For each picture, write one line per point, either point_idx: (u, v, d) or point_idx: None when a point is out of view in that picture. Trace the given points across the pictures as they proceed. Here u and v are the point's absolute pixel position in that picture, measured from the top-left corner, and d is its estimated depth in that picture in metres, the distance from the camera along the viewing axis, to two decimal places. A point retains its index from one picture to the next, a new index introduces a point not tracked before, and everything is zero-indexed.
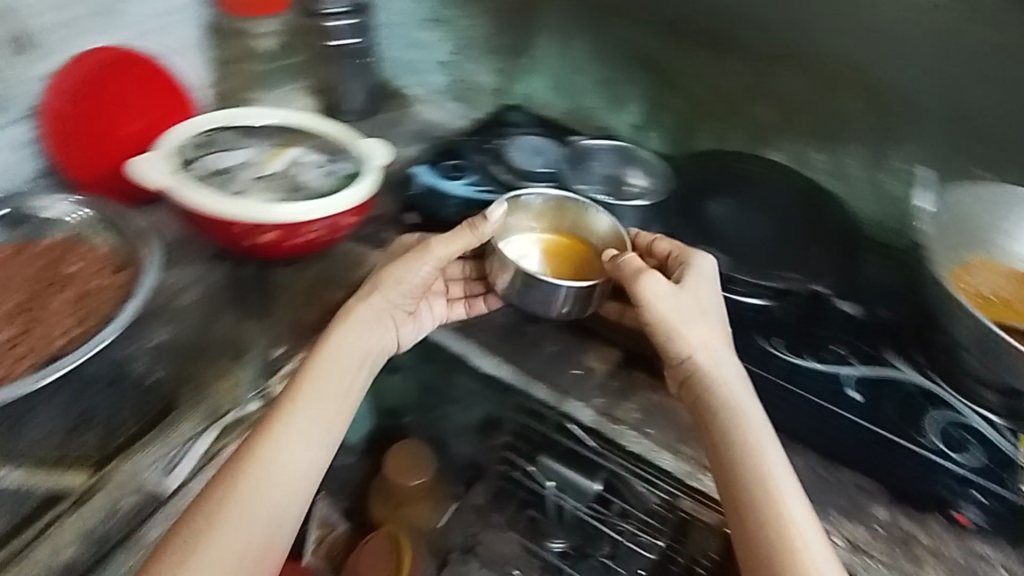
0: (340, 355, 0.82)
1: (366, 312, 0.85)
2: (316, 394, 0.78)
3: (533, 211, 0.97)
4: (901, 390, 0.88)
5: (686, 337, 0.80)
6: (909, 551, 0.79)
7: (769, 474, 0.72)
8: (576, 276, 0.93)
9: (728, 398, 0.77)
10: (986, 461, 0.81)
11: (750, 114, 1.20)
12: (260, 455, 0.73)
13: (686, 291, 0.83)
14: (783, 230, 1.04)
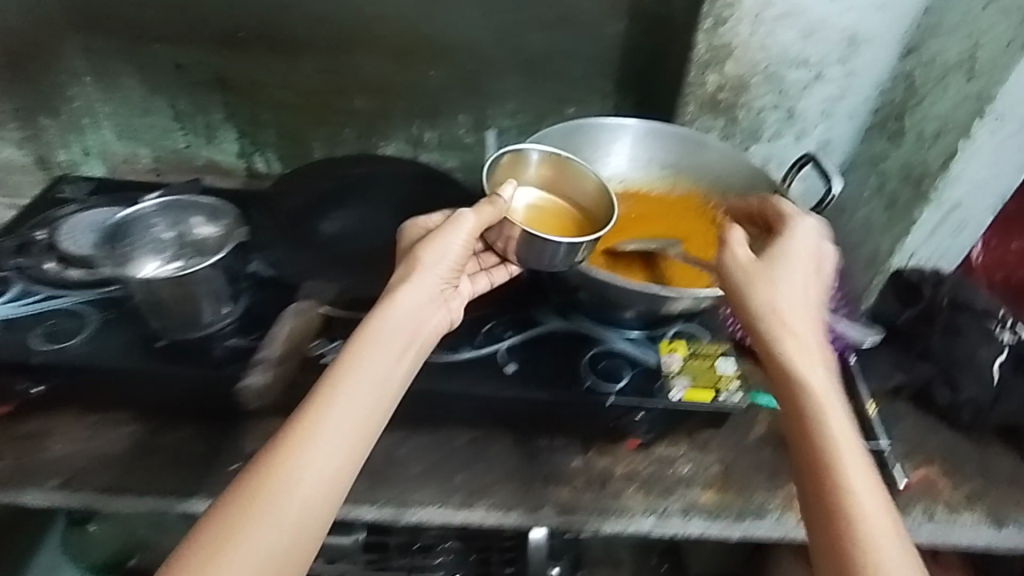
0: (367, 349, 0.62)
1: (413, 291, 0.68)
2: (364, 384, 0.60)
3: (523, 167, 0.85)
4: (556, 343, 0.88)
5: (762, 306, 0.63)
6: (609, 488, 0.84)
7: (857, 469, 0.54)
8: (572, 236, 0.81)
9: (804, 366, 0.60)
10: (635, 377, 0.84)
11: (350, 108, 1.14)
12: (291, 461, 0.54)
13: (773, 261, 0.66)
14: (406, 222, 0.93)
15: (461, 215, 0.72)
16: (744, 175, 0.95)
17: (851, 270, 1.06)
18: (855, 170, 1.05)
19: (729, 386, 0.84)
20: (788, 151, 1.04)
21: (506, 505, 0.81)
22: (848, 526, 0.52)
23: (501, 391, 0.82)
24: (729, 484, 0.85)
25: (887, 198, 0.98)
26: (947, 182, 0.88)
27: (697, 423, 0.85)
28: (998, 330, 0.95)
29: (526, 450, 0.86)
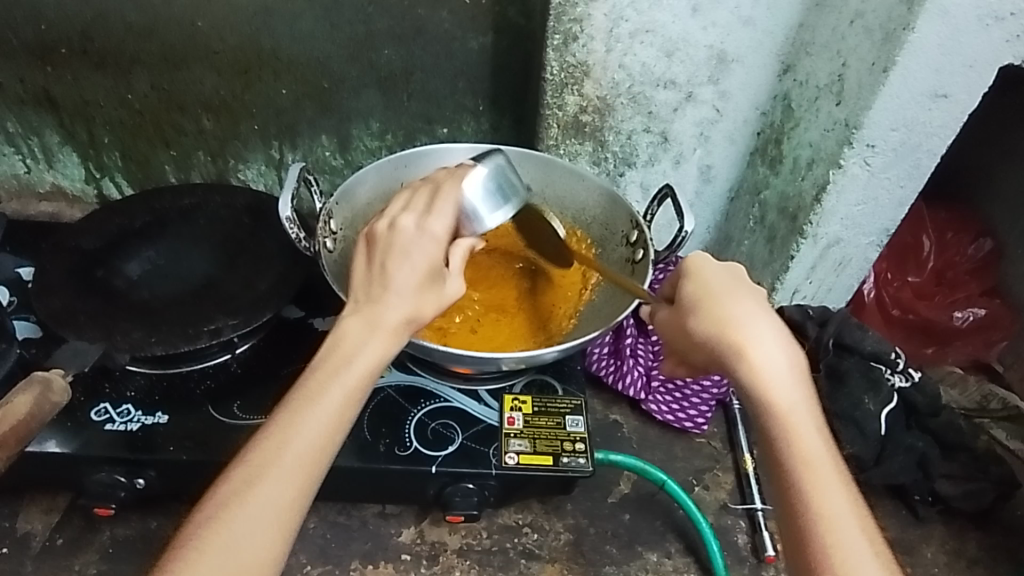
0: (351, 350, 0.54)
1: (407, 274, 0.57)
2: (341, 391, 0.52)
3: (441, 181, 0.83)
4: (386, 397, 0.78)
5: (714, 309, 0.56)
6: (438, 565, 0.73)
7: (838, 484, 0.48)
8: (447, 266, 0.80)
9: (766, 393, 0.52)
10: (468, 440, 0.74)
11: (197, 128, 1.05)
12: (260, 480, 0.48)
13: (737, 287, 0.58)
14: (224, 261, 0.83)
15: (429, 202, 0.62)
16: (602, 206, 0.87)
17: None
18: (738, 197, 0.97)
19: (573, 448, 0.74)
20: (665, 177, 0.95)
21: None
22: (826, 533, 0.47)
23: None
24: (578, 558, 0.75)
25: (767, 229, 0.89)
26: (821, 216, 0.80)
27: (540, 489, 0.75)
28: (886, 375, 0.87)
29: (348, 523, 0.76)
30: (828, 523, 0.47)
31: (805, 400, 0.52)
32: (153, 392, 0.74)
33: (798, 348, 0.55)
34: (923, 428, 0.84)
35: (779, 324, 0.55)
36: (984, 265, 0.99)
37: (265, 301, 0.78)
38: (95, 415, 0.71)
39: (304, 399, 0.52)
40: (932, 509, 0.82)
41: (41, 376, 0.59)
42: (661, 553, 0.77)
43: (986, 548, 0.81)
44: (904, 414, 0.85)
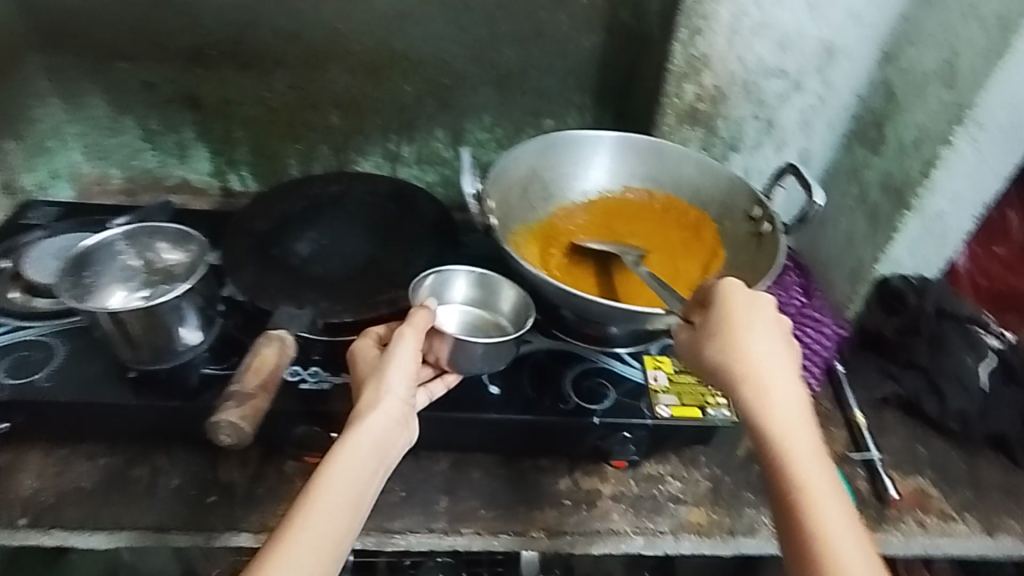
0: (350, 451, 0.63)
1: (396, 401, 0.67)
2: (343, 482, 0.61)
3: (493, 300, 0.86)
4: (539, 360, 0.86)
5: (737, 358, 0.62)
6: (597, 508, 0.81)
7: (827, 517, 0.55)
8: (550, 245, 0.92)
9: (773, 438, 0.59)
10: (620, 395, 0.82)
11: (323, 125, 1.13)
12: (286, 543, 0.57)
13: (750, 332, 0.64)
14: (378, 241, 0.91)
15: (402, 332, 0.70)
16: (721, 186, 0.94)
17: (831, 278, 1.07)
18: (833, 179, 1.05)
19: (715, 402, 0.82)
20: (768, 161, 1.03)
21: (492, 530, 0.78)
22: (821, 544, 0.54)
23: (480, 411, 0.79)
24: (717, 502, 0.83)
25: (868, 207, 0.97)
26: (929, 190, 0.87)
27: (683, 440, 0.83)
28: (982, 336, 0.95)
29: (510, 474, 0.84)
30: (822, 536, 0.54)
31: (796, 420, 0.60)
32: (338, 356, 0.82)
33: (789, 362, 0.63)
34: (1020, 385, 0.91)
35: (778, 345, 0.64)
36: None
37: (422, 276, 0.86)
38: (290, 377, 0.79)
39: (317, 485, 0.60)
40: None
41: (277, 334, 0.67)
42: None
43: None
44: (1001, 373, 0.93)
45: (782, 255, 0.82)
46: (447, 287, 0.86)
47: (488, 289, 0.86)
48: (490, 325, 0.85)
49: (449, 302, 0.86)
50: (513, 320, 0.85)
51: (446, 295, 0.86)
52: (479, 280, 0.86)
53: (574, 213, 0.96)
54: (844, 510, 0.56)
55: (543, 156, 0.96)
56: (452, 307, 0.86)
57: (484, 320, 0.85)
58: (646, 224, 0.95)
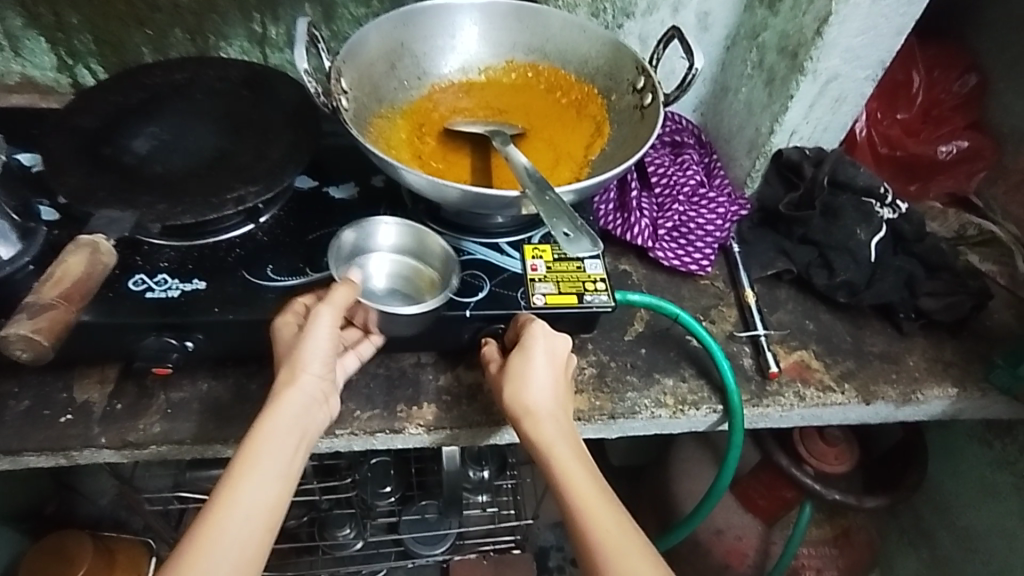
0: (266, 439, 0.61)
1: (313, 380, 0.65)
2: (266, 474, 0.59)
3: (421, 250, 0.80)
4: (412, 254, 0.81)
5: (530, 385, 0.69)
6: (477, 402, 0.80)
7: (612, 523, 0.60)
8: (421, 125, 0.84)
9: (559, 459, 0.64)
10: (495, 286, 0.78)
11: (170, 3, 0.99)
12: (208, 540, 0.55)
13: (540, 372, 0.69)
14: (227, 132, 0.82)
15: (318, 310, 0.65)
16: (606, 54, 0.87)
17: (733, 152, 1.02)
18: (734, 45, 0.97)
19: (594, 287, 0.79)
20: (663, 26, 0.95)
21: (369, 430, 0.77)
22: (607, 529, 0.60)
23: None
24: (601, 387, 0.83)
25: (766, 71, 0.90)
26: (822, 50, 0.81)
27: (564, 328, 0.81)
28: (877, 208, 0.92)
29: (389, 374, 0.81)
30: (608, 523, 0.60)
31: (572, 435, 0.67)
32: (188, 262, 0.75)
33: (565, 388, 0.71)
34: (909, 253, 0.90)
35: (559, 372, 0.71)
36: (970, 100, 1.02)
37: (275, 168, 0.78)
38: (133, 285, 0.72)
39: (239, 473, 0.58)
40: (916, 324, 0.90)
41: (88, 240, 0.62)
42: (677, 377, 0.85)
43: (962, 352, 0.89)
44: (892, 242, 0.92)
45: (657, 127, 0.77)
46: (372, 238, 0.79)
47: (418, 240, 0.80)
48: (421, 279, 0.78)
49: (374, 254, 0.79)
50: (442, 273, 0.78)
51: (373, 248, 0.80)
52: (409, 232, 0.80)
53: (447, 92, 0.87)
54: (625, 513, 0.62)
55: (409, 28, 0.86)
56: (381, 259, 0.80)
57: (415, 273, 0.79)
58: (528, 104, 0.88)
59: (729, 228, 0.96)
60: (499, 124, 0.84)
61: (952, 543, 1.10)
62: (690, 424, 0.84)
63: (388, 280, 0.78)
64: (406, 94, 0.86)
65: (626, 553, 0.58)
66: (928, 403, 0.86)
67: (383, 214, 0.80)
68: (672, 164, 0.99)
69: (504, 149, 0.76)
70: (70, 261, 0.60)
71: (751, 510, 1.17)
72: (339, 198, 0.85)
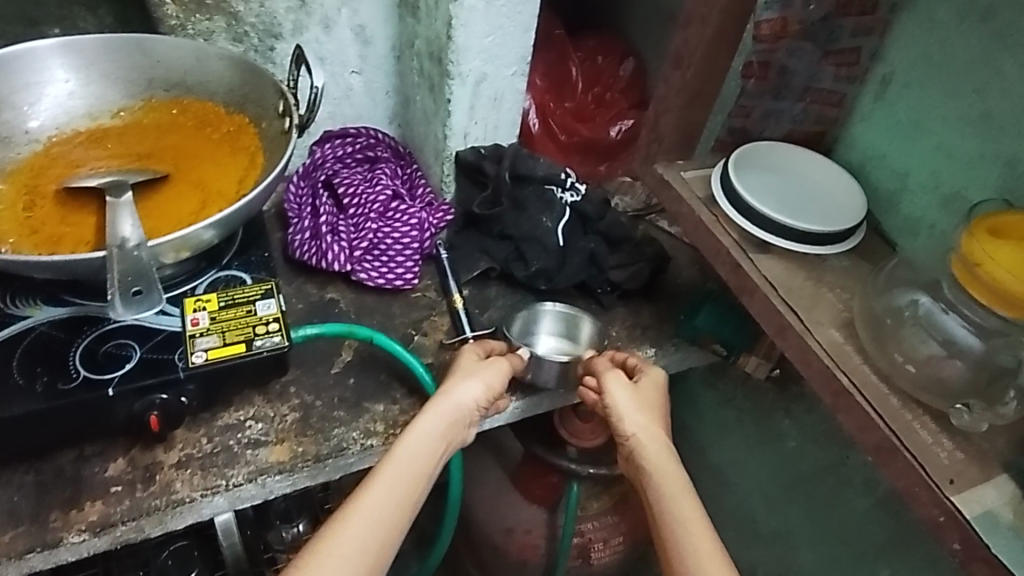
0: (390, 468, 0.63)
1: (441, 423, 0.69)
2: (382, 505, 0.61)
3: (563, 334, 0.90)
4: (40, 336, 0.69)
5: (631, 388, 0.74)
6: (156, 484, 0.71)
7: (689, 510, 0.63)
8: (28, 184, 0.73)
9: (647, 451, 0.69)
10: (147, 352, 0.69)
11: None
12: (313, 563, 0.56)
13: (638, 389, 0.74)
14: None
15: (492, 363, 0.75)
16: (245, 81, 0.81)
17: (426, 161, 1.02)
18: (402, 55, 0.97)
19: (266, 330, 0.73)
20: (320, 44, 0.92)
21: (13, 553, 0.65)
22: (680, 526, 0.62)
23: None
24: (304, 431, 0.77)
25: (427, 78, 0.91)
26: (458, 53, 0.83)
27: (245, 380, 0.74)
28: (559, 194, 0.96)
29: (40, 479, 0.69)
30: (684, 525, 0.62)
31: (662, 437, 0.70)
32: None
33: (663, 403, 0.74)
34: (596, 232, 0.95)
35: (659, 391, 0.74)
36: (633, 83, 1.10)
37: None
38: None
39: (359, 499, 0.61)
40: (613, 296, 0.95)
41: None
42: (388, 401, 0.82)
43: (658, 314, 0.96)
44: (580, 223, 0.96)
45: (284, 157, 0.74)
46: (535, 323, 0.90)
47: (571, 327, 0.90)
48: (566, 365, 0.89)
49: (536, 335, 0.89)
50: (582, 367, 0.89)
51: (538, 330, 0.90)
52: (570, 323, 0.90)
53: (66, 142, 0.77)
54: (701, 511, 0.63)
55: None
56: (547, 344, 0.90)
57: (562, 359, 0.89)
58: (168, 145, 0.79)
59: (430, 235, 0.95)
60: (125, 173, 0.75)
61: (711, 484, 1.19)
62: None
63: (540, 360, 0.88)
64: (13, 150, 0.75)
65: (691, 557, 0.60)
66: None
67: (548, 304, 0.90)
68: (362, 181, 0.96)
69: (113, 211, 0.67)
70: None
71: (534, 500, 1.19)
72: None
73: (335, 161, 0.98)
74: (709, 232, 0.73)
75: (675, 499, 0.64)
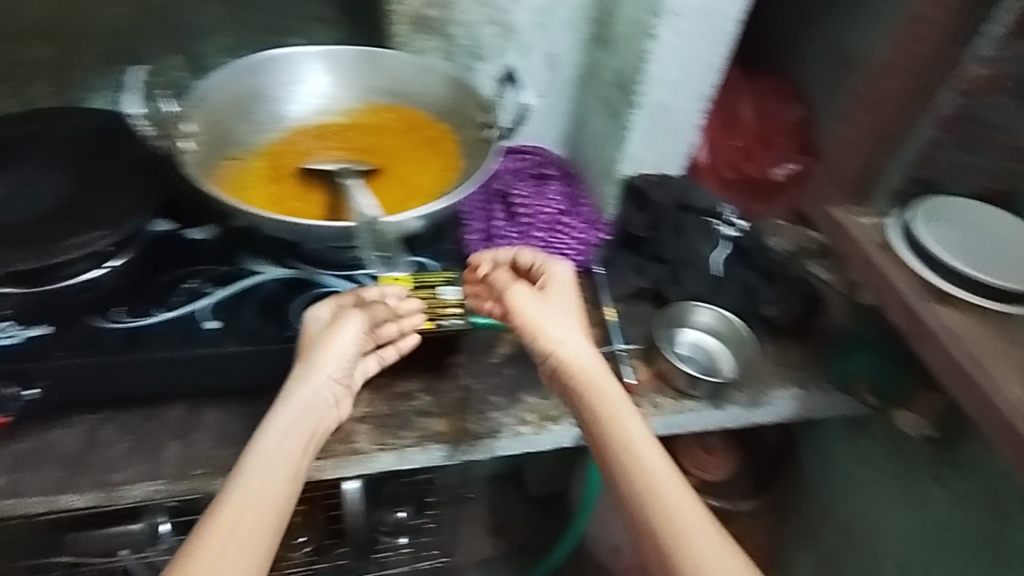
0: (276, 423, 0.65)
1: (326, 372, 0.70)
2: (286, 451, 0.63)
3: (716, 332, 0.94)
4: (269, 290, 0.82)
5: (538, 312, 0.75)
6: (341, 432, 0.81)
7: (630, 426, 0.65)
8: (274, 164, 0.86)
9: (575, 367, 0.71)
10: None
11: (30, 57, 0.99)
12: (238, 494, 0.58)
13: (545, 299, 0.76)
14: (77, 181, 0.81)
15: (351, 312, 0.73)
16: (454, 94, 0.92)
17: (591, 182, 1.10)
18: (583, 83, 1.05)
19: (449, 313, 0.83)
20: (513, 67, 1.01)
21: (228, 469, 0.77)
22: (620, 439, 0.64)
23: (182, 350, 0.74)
24: (466, 410, 0.86)
25: (607, 105, 0.98)
26: (648, 84, 0.89)
27: (431, 346, 0.87)
28: (717, 225, 1.02)
29: (253, 411, 0.82)
30: (623, 441, 0.64)
31: (593, 354, 0.72)
32: (29, 310, 0.74)
33: (578, 317, 0.75)
34: (750, 266, 0.99)
35: (569, 308, 0.76)
36: (798, 128, 1.13)
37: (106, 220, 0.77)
38: None
39: (258, 448, 0.62)
40: (762, 330, 0.97)
41: None
42: (540, 396, 0.89)
43: (805, 354, 0.96)
44: (736, 257, 1.00)
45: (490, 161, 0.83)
46: (690, 315, 0.95)
47: (725, 327, 0.94)
48: (714, 360, 0.93)
49: (689, 328, 0.94)
50: (730, 364, 0.93)
51: (691, 322, 0.95)
52: (725, 323, 0.94)
53: (302, 132, 0.90)
54: (648, 432, 0.65)
55: (260, 73, 0.89)
56: (699, 338, 0.94)
57: (712, 352, 0.93)
58: (379, 144, 0.90)
59: (590, 251, 1.01)
60: (350, 163, 0.86)
61: (834, 541, 1.14)
62: (555, 441, 0.87)
63: (689, 350, 0.93)
64: (263, 134, 0.88)
65: (637, 465, 0.62)
66: (775, 403, 0.92)
67: (706, 302, 0.95)
68: (532, 196, 1.05)
69: (353, 189, 0.80)
70: None
71: None
72: (199, 239, 0.87)
73: (509, 176, 1.08)
74: (885, 276, 0.75)
75: (618, 416, 0.66)
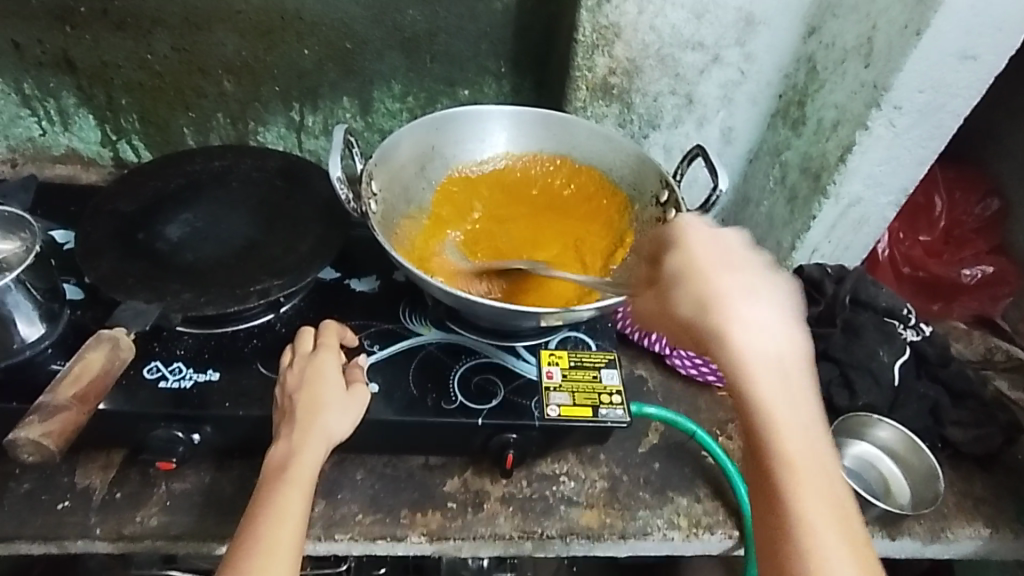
0: (293, 454, 0.63)
1: (335, 406, 0.67)
2: (300, 488, 0.61)
3: (893, 451, 0.85)
4: (428, 354, 0.80)
5: (715, 295, 0.52)
6: (484, 511, 0.77)
7: (826, 501, 0.48)
8: (443, 228, 0.84)
9: (763, 403, 0.50)
10: (509, 393, 0.77)
11: (218, 89, 1.03)
12: (268, 532, 0.58)
13: (736, 256, 0.54)
14: (259, 222, 0.82)
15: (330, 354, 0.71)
16: (631, 164, 0.87)
17: None
18: (758, 160, 0.99)
19: (610, 400, 0.77)
20: (688, 138, 0.97)
21: (371, 536, 0.74)
22: (800, 519, 0.48)
23: None
24: (613, 503, 0.80)
25: (789, 189, 0.92)
26: (845, 176, 0.82)
27: (578, 439, 0.78)
28: (899, 329, 0.92)
29: (396, 475, 0.79)
30: (804, 527, 0.47)
31: (805, 391, 0.51)
32: (205, 352, 0.75)
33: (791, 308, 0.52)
34: (933, 378, 0.89)
35: (780, 293, 0.52)
36: (991, 223, 1.04)
37: (286, 267, 0.77)
38: (148, 373, 0.72)
39: (278, 484, 0.61)
40: (942, 453, 0.87)
41: (109, 336, 0.64)
42: (692, 496, 0.82)
43: (992, 487, 0.85)
44: (915, 365, 0.90)
45: None
46: (869, 429, 0.86)
47: (908, 450, 0.84)
48: (889, 483, 0.84)
49: (864, 443, 0.86)
50: (909, 491, 0.83)
51: (868, 436, 0.86)
52: (908, 446, 0.84)
53: (471, 193, 0.88)
54: (848, 528, 0.48)
55: (441, 130, 0.88)
56: (875, 456, 0.85)
57: (888, 474, 0.84)
58: (551, 232, 0.85)
59: None
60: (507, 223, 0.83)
61: None
62: (703, 548, 0.81)
63: (863, 467, 0.84)
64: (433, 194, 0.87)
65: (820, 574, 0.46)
66: (959, 542, 0.81)
67: (889, 418, 0.85)
68: None
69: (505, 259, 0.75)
70: (103, 379, 0.61)
71: None
72: (361, 290, 0.86)
73: None
74: None
75: (807, 498, 0.48)
